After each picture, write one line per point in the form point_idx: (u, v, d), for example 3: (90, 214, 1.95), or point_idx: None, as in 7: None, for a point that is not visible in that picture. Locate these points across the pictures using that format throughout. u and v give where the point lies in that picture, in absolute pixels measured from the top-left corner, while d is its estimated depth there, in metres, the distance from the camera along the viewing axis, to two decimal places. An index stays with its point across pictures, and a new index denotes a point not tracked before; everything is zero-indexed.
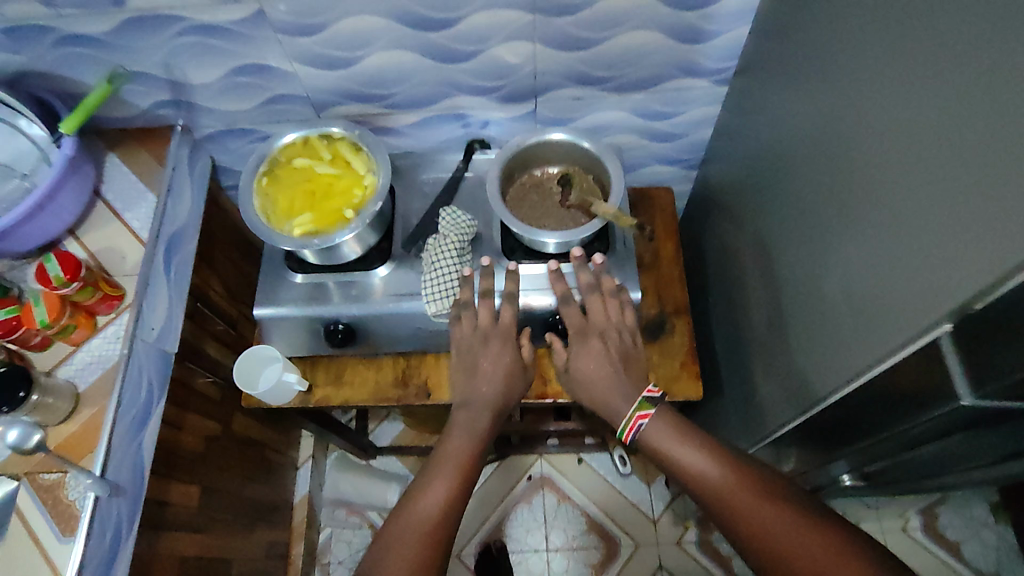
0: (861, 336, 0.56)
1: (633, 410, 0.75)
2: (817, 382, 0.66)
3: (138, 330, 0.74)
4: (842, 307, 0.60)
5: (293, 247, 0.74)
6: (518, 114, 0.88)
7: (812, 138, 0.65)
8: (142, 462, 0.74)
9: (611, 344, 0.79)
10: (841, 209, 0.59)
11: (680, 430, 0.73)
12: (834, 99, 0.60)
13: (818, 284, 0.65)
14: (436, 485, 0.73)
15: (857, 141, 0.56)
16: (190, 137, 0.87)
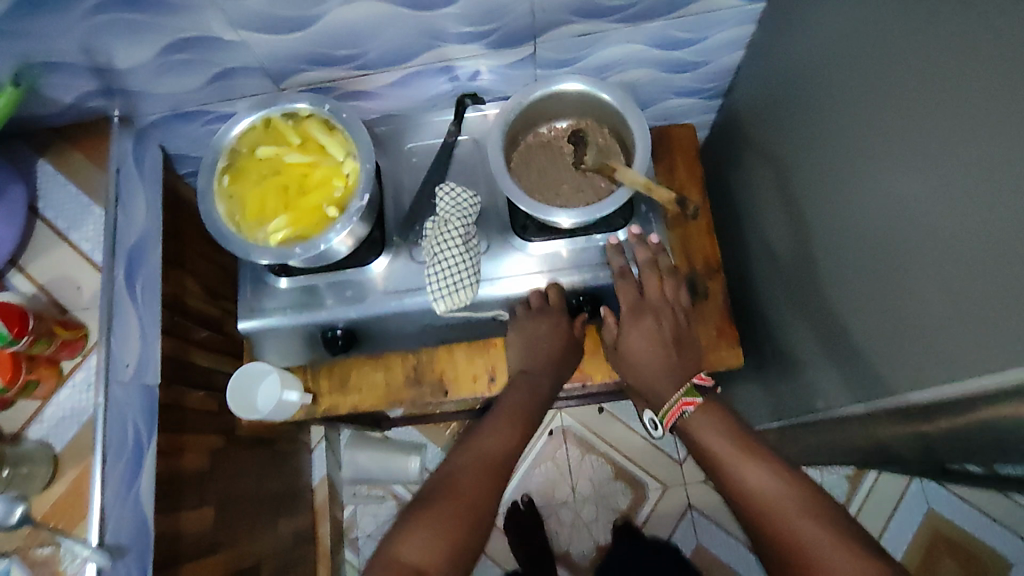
0: (968, 335, 0.47)
1: (678, 395, 0.69)
2: (896, 367, 0.58)
3: (111, 371, 0.65)
4: (931, 291, 0.51)
5: (273, 259, 0.63)
6: (514, 60, 0.74)
7: (890, 79, 0.53)
8: (143, 510, 0.67)
9: (667, 325, 0.73)
10: (932, 175, 0.49)
11: (723, 429, 0.66)
12: (930, 31, 0.48)
13: (891, 257, 0.56)
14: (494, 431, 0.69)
15: (971, 92, 0.44)
16: (132, 128, 0.73)
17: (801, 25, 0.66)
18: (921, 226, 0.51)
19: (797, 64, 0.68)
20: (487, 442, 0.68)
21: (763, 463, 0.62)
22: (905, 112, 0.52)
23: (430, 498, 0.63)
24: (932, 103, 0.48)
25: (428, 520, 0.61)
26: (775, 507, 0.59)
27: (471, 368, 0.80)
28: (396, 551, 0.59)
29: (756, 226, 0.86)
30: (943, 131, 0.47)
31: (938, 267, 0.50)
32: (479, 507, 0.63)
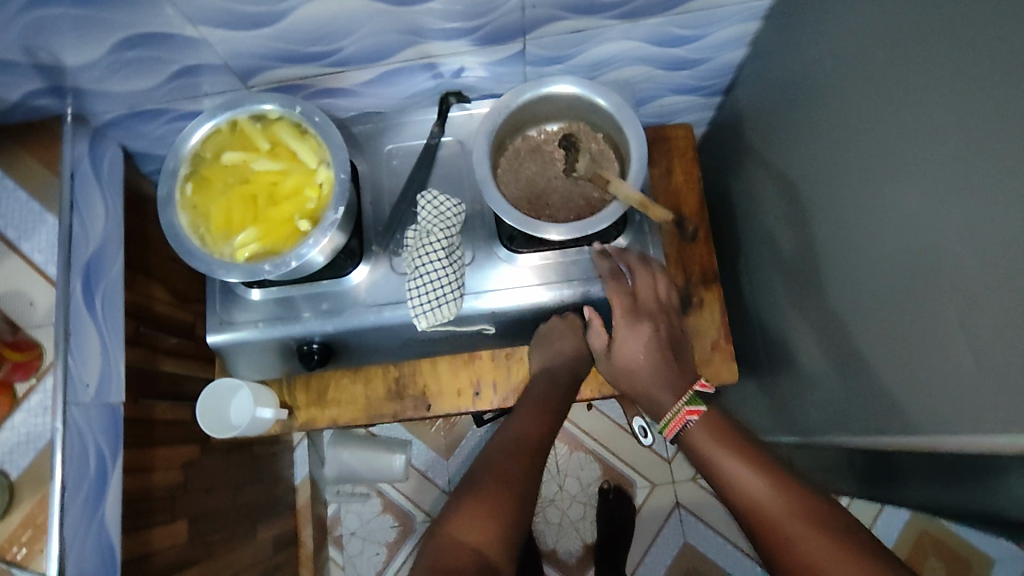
0: (989, 383, 0.45)
1: (681, 403, 0.66)
2: (903, 399, 0.55)
3: (67, 393, 0.61)
4: (948, 330, 0.48)
5: (241, 277, 0.59)
6: (502, 57, 0.69)
7: (907, 96, 0.49)
8: (110, 538, 0.63)
9: (661, 331, 0.69)
10: (954, 207, 0.45)
11: (724, 441, 0.62)
12: (956, 48, 0.44)
13: (902, 287, 0.53)
14: (523, 420, 0.70)
15: (1001, 122, 0.41)
16: (87, 127, 0.68)
17: (807, 27, 0.62)
18: (942, 258, 0.47)
19: (804, 68, 0.64)
20: (519, 435, 0.69)
21: (767, 474, 0.59)
22: (922, 135, 0.48)
23: (476, 489, 0.65)
24: (957, 129, 0.44)
25: (484, 513, 0.62)
26: (785, 527, 0.55)
27: (455, 381, 0.77)
28: (450, 535, 0.61)
29: (755, 232, 0.83)
30: (970, 161, 0.43)
31: (960, 307, 0.46)
32: (519, 490, 0.65)
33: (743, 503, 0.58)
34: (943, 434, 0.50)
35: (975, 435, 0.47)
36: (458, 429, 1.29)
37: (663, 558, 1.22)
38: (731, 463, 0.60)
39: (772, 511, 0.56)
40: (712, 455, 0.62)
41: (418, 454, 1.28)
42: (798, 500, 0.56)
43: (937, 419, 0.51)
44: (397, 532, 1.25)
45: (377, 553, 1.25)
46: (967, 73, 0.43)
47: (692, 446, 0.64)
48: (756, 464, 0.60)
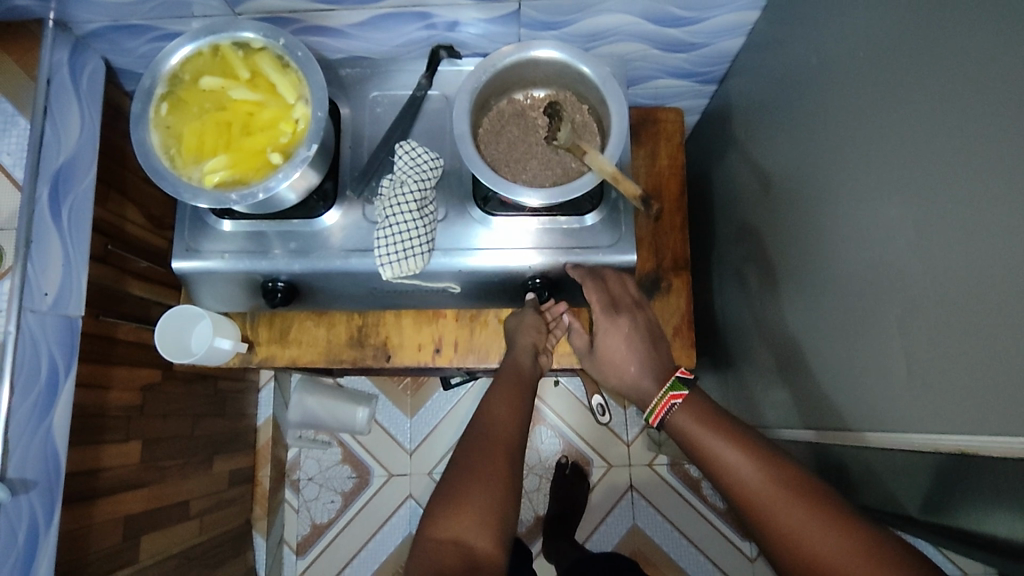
0: (938, 385, 0.45)
1: (664, 389, 0.62)
2: (853, 397, 0.56)
3: (23, 298, 0.61)
4: (905, 334, 0.48)
5: (207, 202, 0.58)
6: (497, 14, 0.68)
7: (891, 94, 0.49)
8: (56, 447, 0.64)
9: (638, 322, 0.70)
10: (922, 209, 0.46)
11: (715, 425, 0.57)
12: (939, 50, 0.44)
13: (868, 289, 0.53)
14: (498, 409, 0.64)
15: (973, 127, 0.41)
16: (70, 35, 0.67)
17: (804, 18, 0.61)
18: (907, 262, 0.48)
19: (797, 60, 0.63)
20: (500, 424, 0.63)
21: (755, 456, 0.54)
22: (900, 137, 0.48)
23: (455, 479, 0.57)
24: (934, 132, 0.44)
25: (467, 501, 0.55)
26: (780, 514, 0.49)
27: (418, 336, 0.78)
28: (431, 531, 0.54)
29: (732, 225, 0.83)
30: (942, 164, 0.44)
31: (919, 312, 0.47)
32: (506, 472, 0.58)
33: (737, 492, 0.53)
34: (890, 431, 0.51)
35: (924, 434, 0.47)
36: (425, 389, 1.30)
37: (614, 537, 1.23)
38: (724, 450, 0.55)
39: (766, 501, 0.51)
40: (702, 441, 0.57)
41: (383, 409, 1.29)
42: (794, 483, 0.51)
43: (886, 419, 0.52)
44: (353, 483, 1.27)
45: (332, 500, 1.26)
46: (946, 75, 0.43)
47: (679, 432, 0.59)
48: (748, 448, 0.54)
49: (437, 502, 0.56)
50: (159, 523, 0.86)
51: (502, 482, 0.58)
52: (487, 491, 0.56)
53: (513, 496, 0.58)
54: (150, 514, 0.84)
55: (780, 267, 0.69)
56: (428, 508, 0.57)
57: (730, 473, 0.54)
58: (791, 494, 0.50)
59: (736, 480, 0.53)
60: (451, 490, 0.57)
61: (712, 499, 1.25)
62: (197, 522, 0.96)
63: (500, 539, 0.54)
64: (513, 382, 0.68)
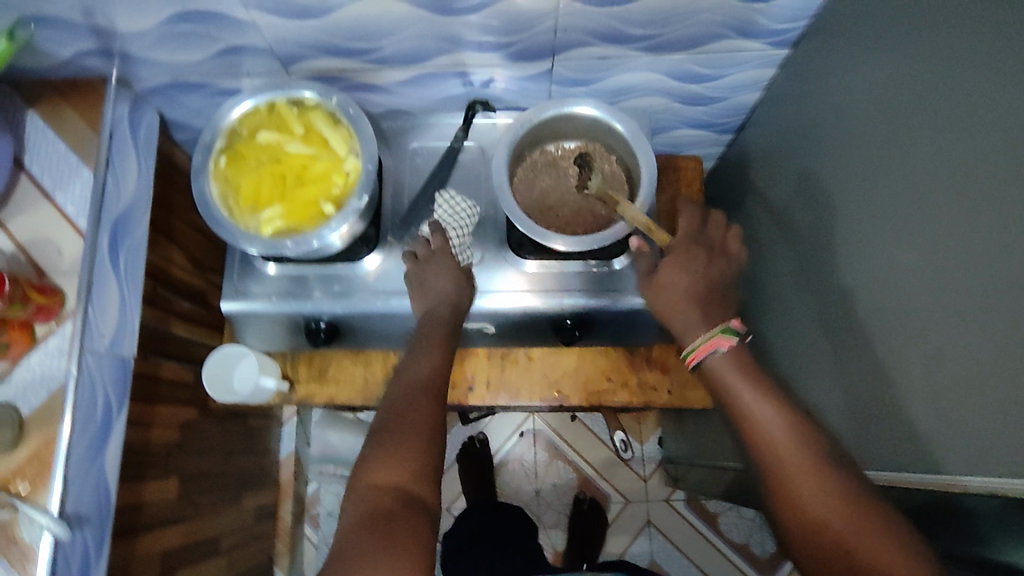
0: (945, 426, 0.49)
1: (714, 330, 0.62)
2: (865, 438, 0.59)
3: (85, 340, 0.64)
4: (919, 377, 0.51)
5: (260, 249, 0.62)
6: (531, 73, 0.73)
7: (906, 152, 0.53)
8: (106, 483, 0.66)
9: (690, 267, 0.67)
10: (934, 260, 0.49)
11: (750, 376, 0.58)
12: (949, 114, 0.48)
13: (879, 334, 0.56)
14: (420, 361, 0.64)
15: (983, 186, 0.44)
16: (130, 91, 0.71)
17: (822, 78, 0.66)
18: (920, 308, 0.51)
19: (811, 114, 0.68)
20: (423, 372, 0.63)
21: (788, 417, 0.56)
22: (913, 191, 0.52)
23: (387, 438, 0.58)
24: (947, 188, 0.48)
25: (400, 456, 0.56)
26: (807, 480, 0.53)
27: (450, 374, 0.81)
28: (369, 485, 0.55)
29: (749, 267, 0.86)
30: (955, 219, 0.47)
31: (932, 355, 0.50)
32: (436, 429, 0.60)
33: (768, 446, 0.55)
34: (898, 470, 0.55)
35: (928, 474, 0.51)
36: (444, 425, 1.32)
37: None
38: (758, 409, 0.57)
39: (795, 460, 0.54)
40: (736, 393, 0.58)
41: None
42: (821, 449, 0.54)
43: (903, 459, 0.54)
44: None
45: None
46: (958, 139, 0.47)
47: (713, 376, 0.60)
48: (780, 406, 0.56)
49: (371, 447, 0.58)
50: (191, 560, 0.87)
51: (432, 434, 0.59)
52: (418, 439, 0.58)
53: (442, 437, 0.60)
54: (184, 550, 0.85)
55: (794, 307, 0.73)
56: (365, 449, 0.58)
57: (766, 435, 0.55)
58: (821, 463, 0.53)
59: (768, 437, 0.55)
60: (379, 445, 0.57)
61: (730, 534, 1.26)
62: (225, 558, 0.98)
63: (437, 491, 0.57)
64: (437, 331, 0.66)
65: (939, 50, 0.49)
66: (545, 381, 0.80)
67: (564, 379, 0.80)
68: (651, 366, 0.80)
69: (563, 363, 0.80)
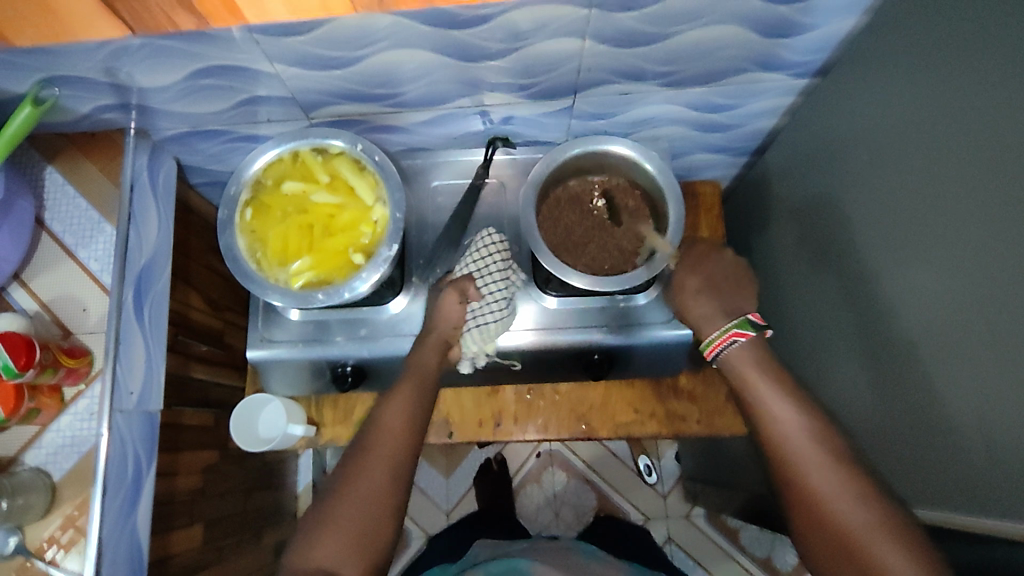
0: (977, 469, 0.49)
1: (729, 326, 0.63)
2: (896, 473, 0.59)
3: (114, 400, 0.63)
4: (947, 423, 0.51)
5: (290, 303, 0.61)
6: (551, 109, 0.73)
7: (927, 193, 0.53)
8: (139, 543, 0.65)
9: (710, 271, 0.68)
10: (957, 301, 0.49)
11: (770, 373, 0.59)
12: (968, 162, 0.48)
13: (904, 373, 0.56)
14: (388, 422, 0.61)
15: (1003, 239, 0.45)
16: (148, 141, 0.70)
17: (841, 110, 0.66)
18: (941, 353, 0.51)
19: (832, 145, 0.68)
20: (390, 436, 0.60)
21: (803, 414, 0.56)
22: (934, 233, 0.52)
23: (328, 504, 0.57)
24: (972, 233, 0.48)
25: (336, 525, 0.56)
26: (812, 474, 0.53)
27: (478, 412, 0.80)
28: (303, 555, 0.55)
29: (770, 291, 0.86)
30: (977, 268, 0.47)
31: (955, 401, 0.50)
32: (392, 492, 0.58)
33: (774, 437, 0.56)
34: (936, 508, 0.54)
35: (966, 515, 0.51)
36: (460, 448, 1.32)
37: None
38: (772, 402, 0.57)
39: (804, 453, 0.54)
40: (753, 385, 0.59)
41: (419, 470, 1.30)
42: (833, 445, 0.54)
43: (936, 495, 0.54)
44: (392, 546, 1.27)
45: None
46: (975, 188, 0.47)
47: (733, 372, 0.61)
48: (797, 403, 0.57)
49: (311, 521, 0.57)
50: None
51: (385, 498, 0.58)
52: (363, 520, 0.56)
53: (398, 499, 0.58)
54: None
55: (815, 336, 0.73)
56: (303, 525, 0.58)
57: (777, 427, 0.56)
58: (834, 460, 0.54)
59: (777, 429, 0.56)
60: (321, 510, 0.57)
61: (750, 548, 1.26)
62: None
63: (374, 563, 0.56)
64: (416, 387, 0.63)
65: (955, 97, 0.49)
66: (573, 415, 0.80)
67: (591, 412, 0.80)
68: (679, 396, 0.80)
69: (590, 396, 0.80)
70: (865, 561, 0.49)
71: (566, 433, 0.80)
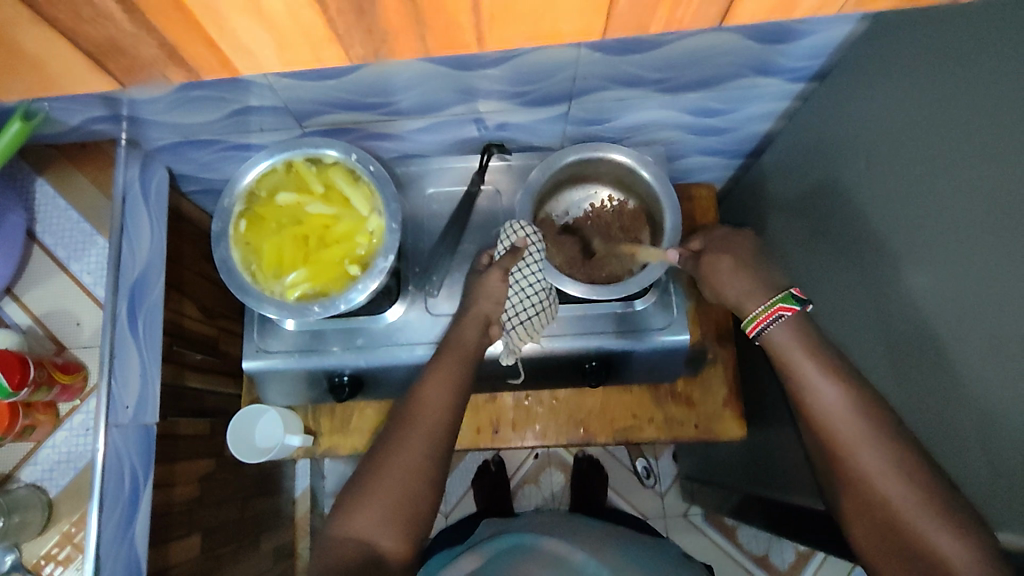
0: (974, 480, 0.49)
1: (773, 299, 0.59)
2: None
3: (109, 415, 0.63)
4: (944, 434, 0.51)
5: (286, 316, 0.61)
6: (546, 116, 0.72)
7: (922, 202, 0.52)
8: (138, 556, 0.65)
9: (735, 251, 0.63)
10: (951, 312, 0.49)
11: (812, 348, 0.57)
12: (964, 173, 0.48)
13: (901, 381, 0.56)
14: (431, 393, 0.61)
15: (1002, 254, 0.45)
16: (139, 151, 0.70)
17: (837, 115, 0.66)
18: (940, 366, 0.51)
19: (827, 150, 0.68)
20: (430, 411, 0.60)
21: (848, 389, 0.54)
22: (928, 243, 0.52)
23: (365, 478, 0.58)
24: (967, 244, 0.48)
25: (374, 496, 0.56)
26: (857, 451, 0.53)
27: (476, 419, 0.80)
28: (342, 526, 0.56)
29: None
30: (974, 281, 0.47)
31: (953, 411, 0.50)
32: (429, 465, 0.58)
33: (821, 416, 0.55)
34: None
35: None
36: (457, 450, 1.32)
37: None
38: (816, 379, 0.56)
39: (849, 430, 0.54)
40: (791, 361, 0.57)
41: None
42: (880, 423, 0.53)
43: None
44: None
45: None
46: (972, 200, 0.47)
47: (771, 348, 0.59)
48: (843, 380, 0.55)
49: (353, 491, 0.57)
50: None
51: (422, 472, 0.58)
52: (399, 489, 0.57)
53: (436, 473, 0.59)
54: None
55: None
56: (340, 496, 0.58)
57: (822, 405, 0.55)
58: (880, 437, 0.52)
59: (821, 408, 0.55)
60: (357, 483, 0.58)
61: (748, 547, 1.26)
62: None
63: (412, 535, 0.56)
64: (454, 361, 0.63)
65: (952, 106, 0.49)
66: (571, 420, 0.80)
67: (590, 417, 0.80)
68: (677, 401, 0.80)
69: (588, 401, 0.80)
70: (913, 531, 0.50)
71: (565, 438, 0.80)
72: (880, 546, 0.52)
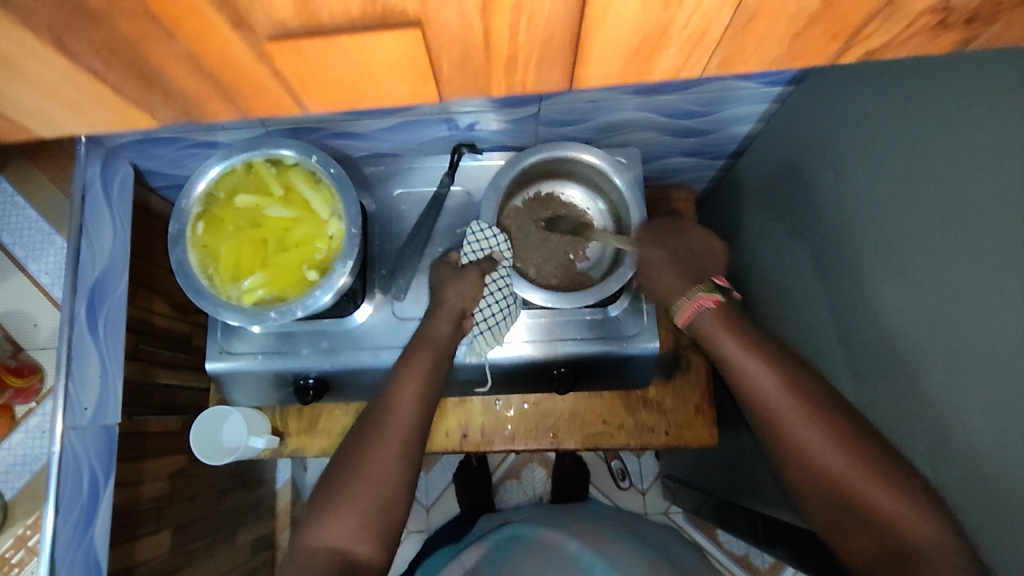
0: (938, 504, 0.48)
1: (698, 289, 0.58)
2: None
3: (65, 416, 0.63)
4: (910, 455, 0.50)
5: (243, 321, 0.60)
6: (517, 116, 0.70)
7: (895, 218, 0.51)
8: (99, 556, 0.65)
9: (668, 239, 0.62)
10: (923, 333, 0.48)
11: (736, 329, 0.56)
12: (936, 192, 0.46)
13: (869, 400, 0.55)
14: (402, 397, 0.59)
15: (974, 278, 0.43)
16: (100, 147, 0.68)
17: (814, 122, 0.64)
18: (910, 390, 0.49)
19: (803, 158, 0.66)
20: (405, 422, 0.59)
21: (776, 371, 0.53)
22: (901, 260, 0.50)
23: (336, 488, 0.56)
24: (940, 266, 0.46)
25: (346, 503, 0.54)
26: (794, 430, 0.51)
27: (444, 422, 0.79)
28: (313, 536, 0.54)
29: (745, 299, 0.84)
30: (944, 305, 0.46)
31: (921, 434, 0.48)
32: (404, 476, 0.57)
33: (756, 401, 0.53)
34: None
35: None
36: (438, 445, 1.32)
37: None
38: (746, 365, 0.54)
39: (784, 412, 0.52)
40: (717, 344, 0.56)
41: None
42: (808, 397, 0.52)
43: None
44: None
45: None
46: (946, 220, 0.45)
47: (703, 333, 0.58)
48: (767, 360, 0.54)
49: (323, 503, 0.56)
50: None
51: (392, 481, 0.56)
52: (373, 498, 0.55)
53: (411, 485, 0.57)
54: None
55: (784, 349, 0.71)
56: (311, 505, 0.56)
57: (757, 391, 0.53)
58: (812, 412, 0.51)
59: (757, 394, 0.53)
60: (327, 488, 0.56)
61: (728, 545, 1.26)
62: None
63: (385, 541, 0.54)
64: (422, 367, 0.61)
65: (929, 122, 0.47)
66: (542, 426, 0.79)
67: (560, 423, 0.79)
68: (649, 407, 0.79)
69: (559, 406, 0.80)
70: (862, 504, 0.47)
71: (535, 445, 0.79)
72: (836, 527, 0.49)
